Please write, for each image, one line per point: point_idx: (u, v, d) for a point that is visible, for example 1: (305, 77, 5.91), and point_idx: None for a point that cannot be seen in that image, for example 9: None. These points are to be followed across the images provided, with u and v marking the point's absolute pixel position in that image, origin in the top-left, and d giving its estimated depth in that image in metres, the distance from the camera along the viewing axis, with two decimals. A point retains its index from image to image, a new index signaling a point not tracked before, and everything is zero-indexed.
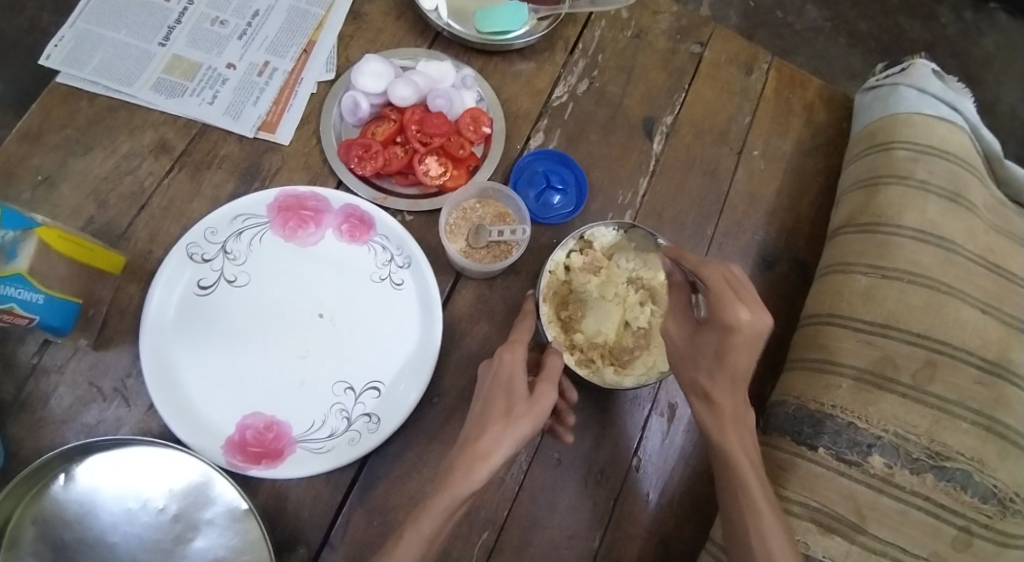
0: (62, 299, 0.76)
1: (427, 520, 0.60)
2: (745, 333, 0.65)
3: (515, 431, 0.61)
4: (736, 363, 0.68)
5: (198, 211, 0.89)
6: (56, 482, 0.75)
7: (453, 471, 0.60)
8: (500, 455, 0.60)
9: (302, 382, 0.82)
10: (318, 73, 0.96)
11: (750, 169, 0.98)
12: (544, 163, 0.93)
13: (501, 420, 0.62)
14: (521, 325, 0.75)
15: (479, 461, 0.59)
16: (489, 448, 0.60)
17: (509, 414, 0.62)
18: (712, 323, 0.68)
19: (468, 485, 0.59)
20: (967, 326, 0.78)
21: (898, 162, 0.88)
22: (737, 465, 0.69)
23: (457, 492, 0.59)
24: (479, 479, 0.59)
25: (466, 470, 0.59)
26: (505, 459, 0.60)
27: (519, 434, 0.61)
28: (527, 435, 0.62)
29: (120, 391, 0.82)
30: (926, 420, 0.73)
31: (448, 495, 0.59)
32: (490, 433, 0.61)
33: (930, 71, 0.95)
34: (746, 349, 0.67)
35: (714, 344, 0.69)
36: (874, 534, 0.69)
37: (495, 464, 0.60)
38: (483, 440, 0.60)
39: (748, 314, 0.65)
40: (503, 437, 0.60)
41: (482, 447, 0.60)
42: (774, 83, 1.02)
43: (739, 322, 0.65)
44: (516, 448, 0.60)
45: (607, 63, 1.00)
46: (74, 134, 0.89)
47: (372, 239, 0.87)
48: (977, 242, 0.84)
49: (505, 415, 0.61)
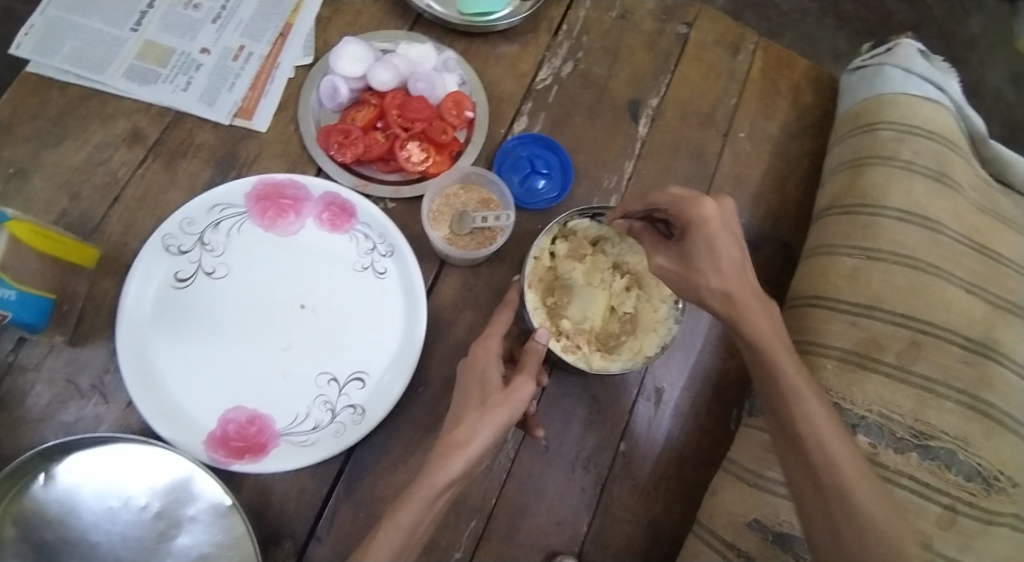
0: (35, 295, 0.74)
1: (408, 509, 0.59)
2: (713, 222, 0.66)
3: (491, 419, 0.61)
4: (728, 256, 0.67)
5: (175, 201, 0.87)
6: (35, 481, 0.73)
7: (431, 460, 0.61)
8: (478, 443, 0.60)
9: (285, 375, 0.81)
10: (296, 58, 0.93)
11: (736, 151, 0.97)
12: (528, 148, 0.91)
13: (475, 410, 0.62)
14: (498, 316, 0.74)
15: (455, 451, 0.60)
16: (466, 437, 0.61)
17: (483, 404, 0.63)
18: (684, 235, 0.68)
19: (445, 474, 0.59)
20: (951, 306, 0.78)
21: (884, 143, 0.87)
22: (792, 394, 0.65)
23: (433, 481, 0.59)
24: (455, 469, 0.60)
25: (442, 459, 0.60)
26: (484, 447, 0.61)
27: (495, 423, 0.61)
28: (504, 423, 0.62)
29: (98, 388, 0.80)
30: (911, 399, 0.73)
31: (426, 483, 0.59)
32: (465, 423, 0.62)
33: (917, 50, 0.94)
34: (723, 241, 0.66)
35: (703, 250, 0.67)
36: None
37: (473, 453, 0.60)
38: (459, 430, 0.61)
39: (714, 210, 0.66)
40: (478, 427, 0.61)
41: (459, 437, 0.61)
42: (760, 64, 1.01)
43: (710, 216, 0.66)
44: (492, 436, 0.61)
45: (591, 45, 0.99)
46: (44, 124, 0.86)
47: (353, 227, 0.85)
48: (962, 222, 0.84)
49: (478, 405, 0.62)
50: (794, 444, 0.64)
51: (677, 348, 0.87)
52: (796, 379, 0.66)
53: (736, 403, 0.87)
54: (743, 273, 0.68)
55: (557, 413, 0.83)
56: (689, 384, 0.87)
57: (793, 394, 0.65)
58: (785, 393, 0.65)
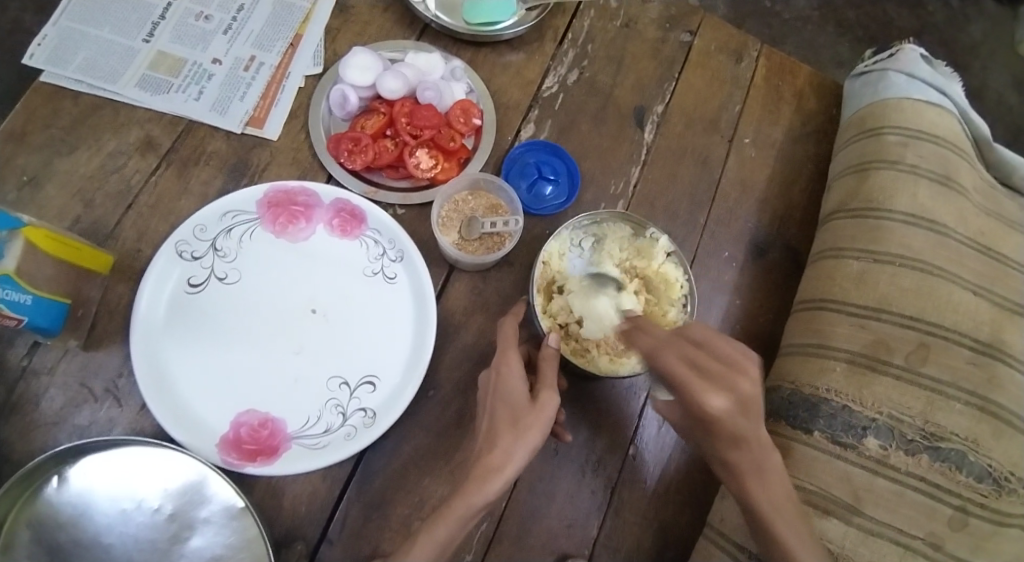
0: (50, 300, 0.75)
1: (441, 526, 0.60)
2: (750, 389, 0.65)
3: (525, 441, 0.63)
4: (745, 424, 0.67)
5: (186, 208, 0.88)
6: (49, 484, 0.74)
7: (466, 483, 0.62)
8: (514, 465, 0.62)
9: (296, 379, 0.81)
10: (305, 67, 0.95)
11: (742, 156, 0.98)
12: (535, 155, 0.93)
13: (510, 431, 0.63)
14: (504, 324, 0.74)
15: (494, 473, 0.61)
16: (502, 460, 0.62)
17: (517, 425, 0.64)
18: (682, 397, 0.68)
19: (484, 496, 0.61)
20: (959, 308, 0.78)
21: (889, 147, 0.88)
22: (778, 527, 0.66)
23: (473, 501, 0.60)
24: (494, 490, 0.61)
25: (481, 481, 0.61)
26: (519, 469, 0.62)
27: (530, 446, 0.63)
28: (537, 444, 0.64)
29: (111, 391, 0.81)
30: (921, 401, 0.73)
31: (464, 502, 0.60)
32: (500, 445, 0.63)
33: (919, 55, 0.95)
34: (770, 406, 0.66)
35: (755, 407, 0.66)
36: (871, 516, 0.69)
37: (510, 475, 0.62)
38: (496, 453, 0.62)
39: (751, 387, 0.65)
40: (514, 449, 0.62)
41: (494, 460, 0.62)
42: (764, 71, 1.03)
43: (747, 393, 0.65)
44: (527, 460, 0.62)
45: (596, 53, 1.00)
46: (59, 133, 0.88)
47: (364, 233, 0.86)
48: (968, 225, 0.85)
49: (513, 426, 0.63)
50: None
51: None
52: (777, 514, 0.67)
53: None
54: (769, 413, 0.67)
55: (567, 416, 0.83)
56: None
57: (777, 529, 0.66)
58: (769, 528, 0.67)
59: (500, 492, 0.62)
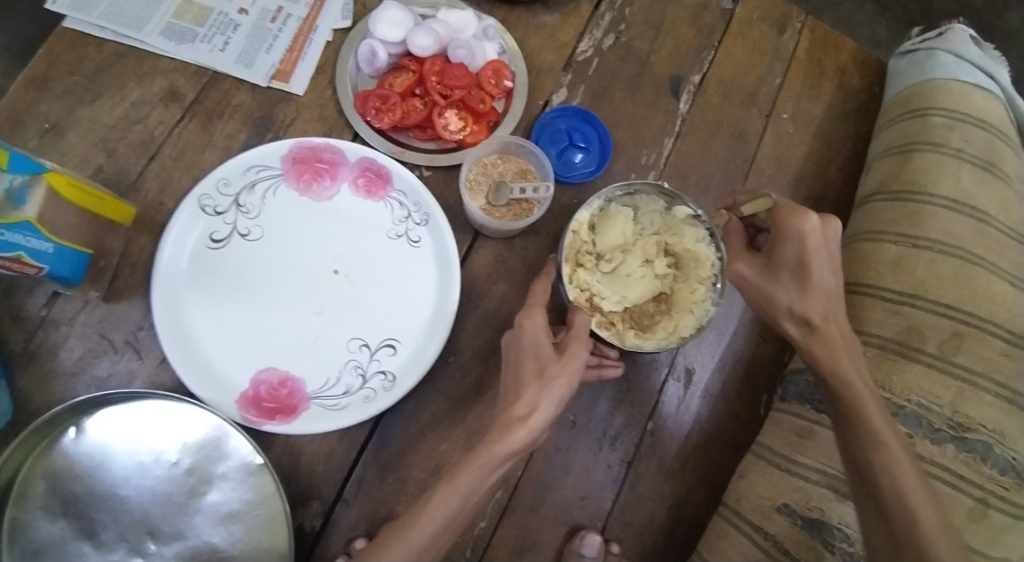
0: (72, 250, 0.74)
1: (466, 475, 0.60)
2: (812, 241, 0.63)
3: (551, 392, 0.61)
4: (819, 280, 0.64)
5: (210, 161, 0.86)
6: (66, 435, 0.74)
7: (490, 433, 0.60)
8: (539, 415, 0.60)
9: (316, 339, 0.81)
10: (334, 20, 0.92)
11: (778, 133, 0.95)
12: (567, 121, 0.90)
13: (535, 382, 0.62)
14: (536, 286, 0.73)
15: (518, 424, 0.60)
16: (526, 411, 0.60)
17: (542, 375, 0.62)
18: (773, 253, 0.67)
19: (508, 446, 0.59)
20: (995, 298, 0.76)
21: (934, 129, 0.85)
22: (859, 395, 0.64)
23: (491, 451, 0.59)
24: (519, 441, 0.59)
25: (504, 431, 0.59)
26: (546, 421, 0.61)
27: (555, 396, 0.61)
28: (562, 396, 0.62)
29: (131, 343, 0.81)
30: (951, 390, 0.72)
31: (485, 453, 0.59)
32: (526, 396, 0.61)
33: (969, 36, 0.91)
34: (812, 261, 0.63)
35: (789, 272, 0.65)
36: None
37: (534, 426, 0.60)
38: (520, 403, 0.61)
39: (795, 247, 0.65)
40: (539, 398, 0.61)
41: (518, 410, 0.61)
42: (807, 44, 0.99)
43: (808, 229, 0.63)
44: (552, 409, 0.61)
45: (634, 17, 0.96)
46: (82, 80, 0.86)
47: (388, 194, 0.85)
48: (1009, 214, 0.82)
49: (538, 377, 0.62)
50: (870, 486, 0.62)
51: (711, 329, 0.86)
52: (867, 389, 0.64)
53: (766, 389, 0.86)
54: (821, 270, 0.64)
55: (586, 389, 0.82)
56: (720, 366, 0.86)
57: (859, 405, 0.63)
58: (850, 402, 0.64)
59: (524, 444, 0.60)
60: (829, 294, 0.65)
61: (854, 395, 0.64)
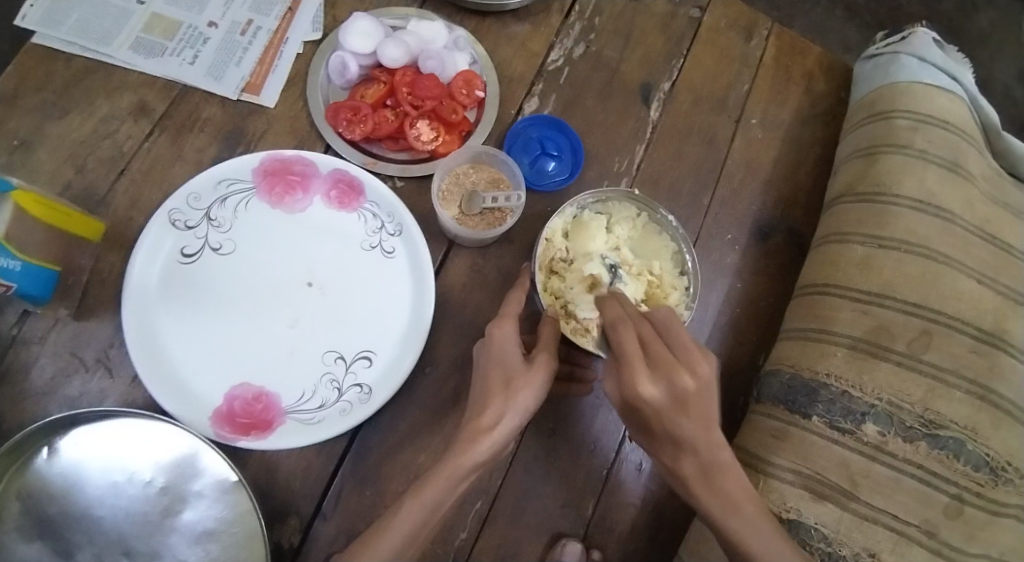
0: (40, 267, 0.73)
1: (432, 488, 0.60)
2: (650, 406, 0.60)
3: (516, 403, 0.62)
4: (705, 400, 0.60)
5: (180, 176, 0.86)
6: (39, 456, 0.73)
7: (456, 445, 0.61)
8: (504, 427, 0.61)
9: (291, 353, 0.80)
10: (304, 33, 0.92)
11: (748, 138, 0.96)
12: (539, 129, 0.91)
13: (501, 393, 0.63)
14: (509, 296, 0.73)
15: (483, 435, 0.61)
16: (492, 422, 0.61)
17: (508, 386, 0.63)
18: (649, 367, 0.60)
19: (472, 458, 0.60)
20: (963, 296, 0.77)
21: (899, 131, 0.87)
22: (733, 517, 0.61)
23: (461, 461, 0.59)
24: (482, 453, 0.60)
25: (470, 443, 0.60)
26: (510, 433, 0.62)
27: (521, 407, 0.62)
28: (528, 407, 0.63)
29: (103, 361, 0.80)
30: (921, 389, 0.73)
31: (451, 464, 0.60)
32: (491, 408, 0.62)
33: (931, 40, 0.93)
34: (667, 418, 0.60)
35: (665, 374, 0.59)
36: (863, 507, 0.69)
37: (499, 437, 0.61)
38: (485, 415, 0.62)
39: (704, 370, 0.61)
40: (505, 410, 0.62)
41: (484, 422, 0.61)
42: (774, 50, 1.00)
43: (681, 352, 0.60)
44: (517, 420, 0.62)
45: (603, 26, 0.97)
46: (50, 97, 0.85)
47: (361, 206, 0.84)
48: (975, 213, 0.84)
49: (505, 388, 0.62)
50: None
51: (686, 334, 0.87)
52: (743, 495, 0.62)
53: (743, 391, 0.87)
54: (696, 410, 0.60)
55: (563, 396, 0.83)
56: None
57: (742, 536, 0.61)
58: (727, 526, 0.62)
59: (488, 455, 0.61)
60: (705, 424, 0.61)
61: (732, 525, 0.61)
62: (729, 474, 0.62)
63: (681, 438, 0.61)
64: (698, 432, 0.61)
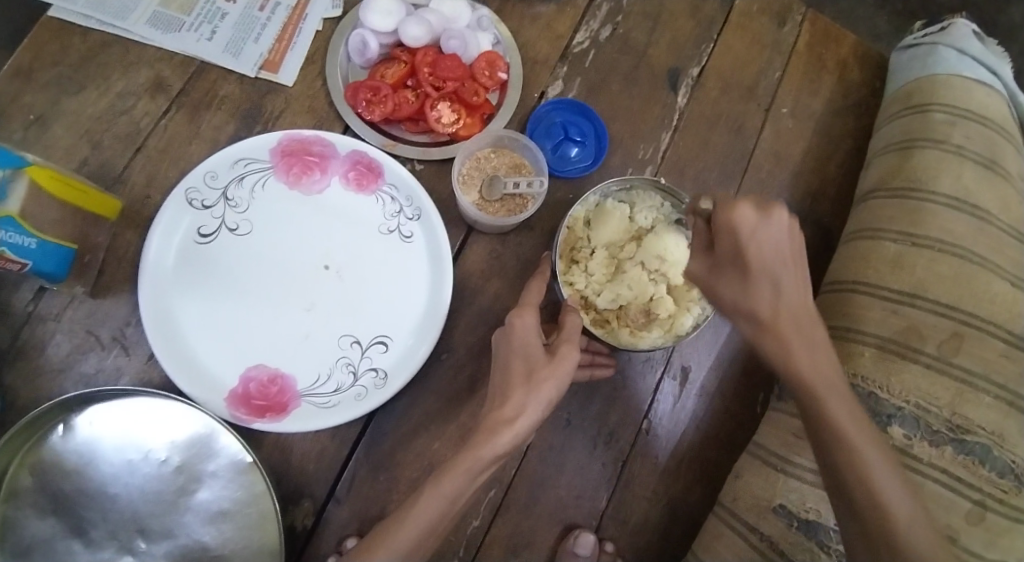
0: (56, 245, 0.73)
1: (450, 479, 0.59)
2: (748, 232, 0.58)
3: (538, 395, 0.61)
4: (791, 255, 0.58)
5: (197, 154, 0.85)
6: (55, 432, 0.73)
7: (475, 436, 0.60)
8: (526, 418, 0.60)
9: (307, 336, 0.79)
10: (324, 9, 0.89)
11: (778, 127, 0.93)
12: (562, 114, 0.89)
13: (523, 384, 0.61)
14: (531, 285, 0.72)
15: (504, 427, 0.59)
16: (514, 414, 0.60)
17: (530, 377, 0.61)
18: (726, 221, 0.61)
19: (494, 449, 0.58)
20: (995, 299, 0.75)
21: (936, 125, 0.84)
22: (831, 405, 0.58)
23: (480, 454, 0.58)
24: (503, 444, 0.59)
25: (489, 434, 0.59)
26: (530, 427, 0.60)
27: (543, 399, 0.61)
28: (550, 400, 0.62)
29: (119, 339, 0.79)
30: (950, 392, 0.71)
31: (470, 456, 0.58)
32: (513, 399, 0.60)
33: (971, 30, 0.89)
34: (750, 254, 0.58)
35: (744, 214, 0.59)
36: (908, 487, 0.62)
37: (520, 430, 0.60)
38: (508, 406, 0.60)
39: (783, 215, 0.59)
40: (527, 402, 0.60)
41: (506, 413, 0.60)
42: (807, 36, 0.97)
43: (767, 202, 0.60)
44: (538, 413, 0.60)
45: (631, 8, 0.94)
46: (67, 71, 0.84)
47: (380, 188, 0.83)
48: (1011, 212, 0.81)
49: (526, 380, 0.61)
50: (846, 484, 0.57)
51: (707, 327, 0.85)
52: (837, 392, 0.59)
53: (763, 387, 0.85)
54: (766, 261, 0.58)
55: (580, 387, 0.82)
56: (716, 363, 0.85)
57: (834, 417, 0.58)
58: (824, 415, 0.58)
59: (509, 447, 0.60)
60: (781, 288, 0.58)
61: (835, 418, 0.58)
62: (812, 350, 0.58)
63: (771, 314, 0.58)
64: (793, 325, 0.58)
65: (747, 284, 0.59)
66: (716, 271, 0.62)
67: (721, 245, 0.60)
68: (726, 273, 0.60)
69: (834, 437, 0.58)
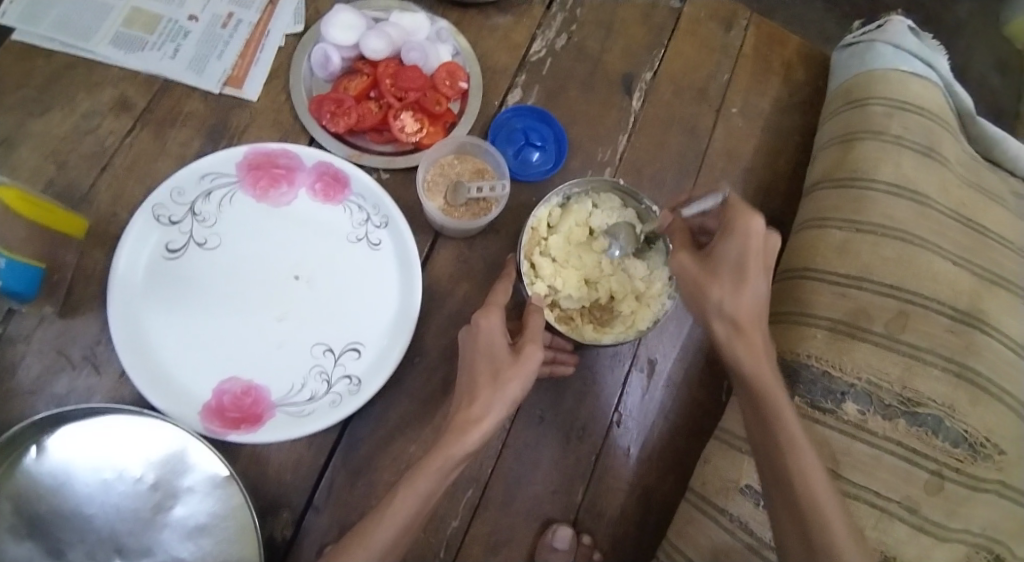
0: (24, 264, 0.73)
1: (424, 479, 0.61)
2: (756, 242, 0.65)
3: (503, 394, 0.63)
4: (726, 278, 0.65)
5: (164, 171, 0.85)
6: (27, 455, 0.73)
7: (446, 436, 0.62)
8: (493, 418, 0.63)
9: (279, 345, 0.80)
10: (285, 26, 0.91)
11: (729, 126, 0.97)
12: (522, 120, 0.91)
13: (489, 384, 0.63)
14: (498, 286, 0.74)
15: (472, 426, 0.62)
16: (480, 414, 0.62)
17: (496, 377, 0.64)
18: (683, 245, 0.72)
19: (464, 447, 0.61)
20: (938, 277, 0.79)
21: (875, 118, 0.88)
22: (773, 398, 0.66)
23: (452, 453, 0.60)
24: (473, 443, 0.62)
25: (461, 434, 0.61)
26: (498, 423, 0.63)
27: (508, 399, 0.63)
28: (516, 397, 0.64)
29: (90, 358, 0.79)
30: (900, 367, 0.75)
31: (444, 455, 0.61)
32: (480, 399, 0.63)
33: (906, 28, 0.94)
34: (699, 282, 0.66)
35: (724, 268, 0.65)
36: (836, 476, 0.72)
37: (487, 427, 0.63)
38: (474, 406, 0.63)
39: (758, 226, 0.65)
40: (493, 401, 0.63)
41: (473, 413, 0.63)
42: (754, 39, 1.01)
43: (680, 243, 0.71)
44: (504, 411, 0.63)
45: (585, 17, 0.98)
46: (30, 93, 0.84)
47: (347, 198, 0.85)
48: (950, 197, 0.86)
49: (492, 379, 0.63)
50: (788, 488, 0.64)
51: (671, 320, 0.88)
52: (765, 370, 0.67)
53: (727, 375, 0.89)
54: (721, 284, 0.65)
55: (550, 385, 0.84)
56: (682, 355, 0.88)
57: (770, 401, 0.66)
58: (764, 404, 0.67)
59: (480, 443, 0.62)
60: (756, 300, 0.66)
61: (765, 397, 0.66)
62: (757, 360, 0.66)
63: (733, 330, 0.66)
64: (759, 354, 0.67)
65: (737, 289, 0.65)
66: (710, 269, 0.66)
67: (724, 254, 0.66)
68: (720, 275, 0.66)
69: (768, 418, 0.67)
